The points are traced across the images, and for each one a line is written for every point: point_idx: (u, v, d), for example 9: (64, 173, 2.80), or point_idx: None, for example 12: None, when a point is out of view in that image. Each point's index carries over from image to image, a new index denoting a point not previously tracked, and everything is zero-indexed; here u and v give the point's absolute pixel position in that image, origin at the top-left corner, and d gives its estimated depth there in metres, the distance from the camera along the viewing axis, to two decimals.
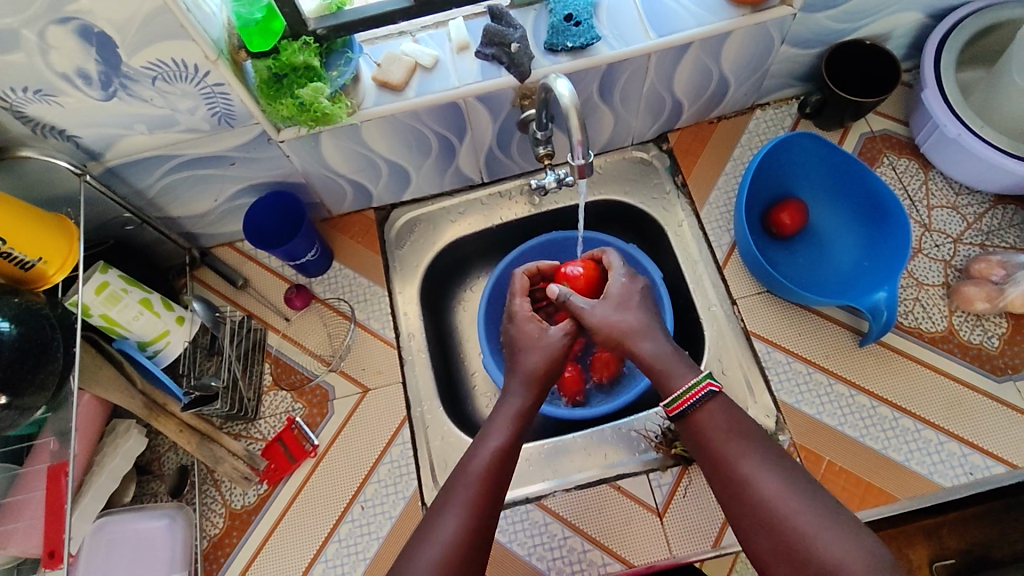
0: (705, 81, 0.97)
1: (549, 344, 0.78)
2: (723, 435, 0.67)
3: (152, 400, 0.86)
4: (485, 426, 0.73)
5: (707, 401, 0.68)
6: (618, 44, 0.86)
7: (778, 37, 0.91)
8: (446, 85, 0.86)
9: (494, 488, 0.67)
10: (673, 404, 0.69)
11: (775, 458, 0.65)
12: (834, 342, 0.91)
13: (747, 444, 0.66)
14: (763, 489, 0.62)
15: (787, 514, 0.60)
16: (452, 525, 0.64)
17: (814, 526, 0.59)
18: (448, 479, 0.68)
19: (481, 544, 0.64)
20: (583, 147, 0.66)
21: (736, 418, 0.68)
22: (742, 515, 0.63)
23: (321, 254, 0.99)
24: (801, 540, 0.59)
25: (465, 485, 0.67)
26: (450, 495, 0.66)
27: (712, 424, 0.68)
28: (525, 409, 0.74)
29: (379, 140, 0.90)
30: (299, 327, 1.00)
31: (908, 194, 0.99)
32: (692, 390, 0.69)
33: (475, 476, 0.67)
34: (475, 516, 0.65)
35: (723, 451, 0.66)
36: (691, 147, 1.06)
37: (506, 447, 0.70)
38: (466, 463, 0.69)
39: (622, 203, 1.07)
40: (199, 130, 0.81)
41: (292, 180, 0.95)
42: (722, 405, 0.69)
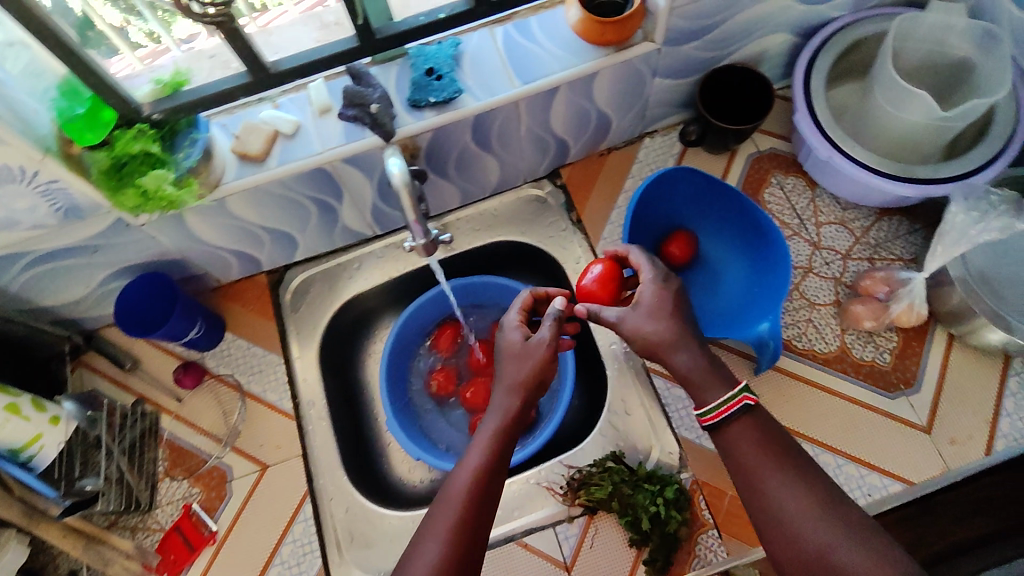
0: (584, 117, 0.96)
1: (536, 353, 0.71)
2: (753, 446, 0.63)
3: (31, 507, 0.81)
4: (467, 448, 0.68)
5: (739, 416, 0.65)
6: (484, 94, 0.85)
7: (648, 71, 0.91)
8: (309, 151, 0.83)
9: (474, 518, 0.62)
10: (706, 415, 0.66)
11: (803, 475, 0.61)
12: (732, 371, 0.91)
13: (773, 458, 0.62)
14: (782, 511, 0.59)
15: (810, 539, 0.57)
16: (429, 560, 0.59)
17: (837, 551, 0.56)
18: (429, 510, 0.64)
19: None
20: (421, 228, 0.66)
21: (774, 432, 0.64)
22: (765, 531, 0.60)
23: (208, 330, 0.95)
24: (825, 566, 0.56)
25: (444, 514, 0.62)
26: (428, 526, 0.62)
27: (743, 437, 0.64)
28: (507, 424, 0.68)
29: (249, 211, 0.87)
30: (192, 406, 0.96)
31: (798, 214, 0.99)
32: (725, 404, 0.65)
33: (454, 506, 0.62)
34: (455, 548, 0.60)
35: (751, 464, 0.62)
36: (584, 183, 1.06)
37: (484, 473, 0.65)
38: (445, 490, 0.64)
39: (521, 243, 1.06)
40: (46, 225, 0.76)
41: (168, 258, 0.91)
42: (756, 418, 0.65)
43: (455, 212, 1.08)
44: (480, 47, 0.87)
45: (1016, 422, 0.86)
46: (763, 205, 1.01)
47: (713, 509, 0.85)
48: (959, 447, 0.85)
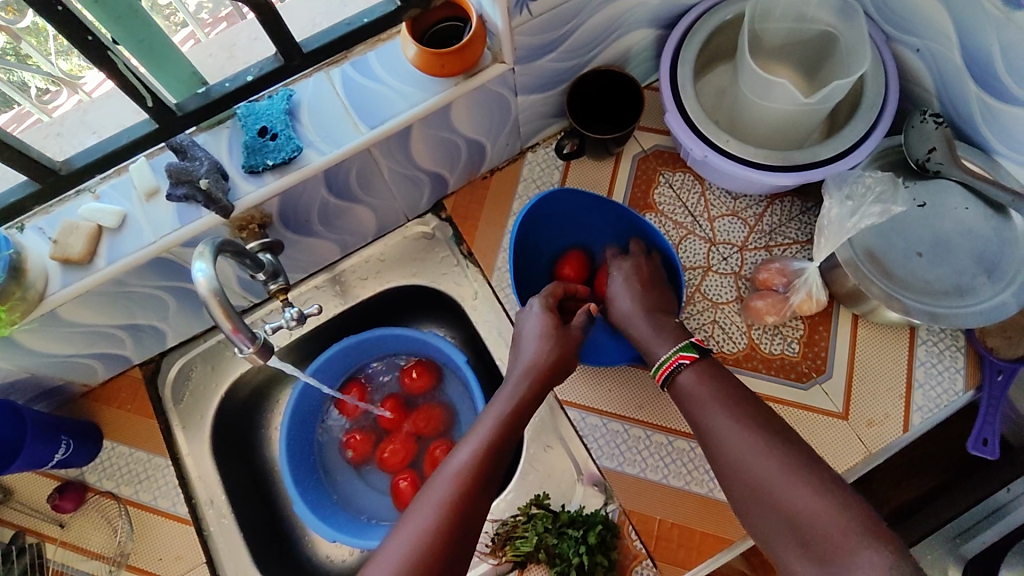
0: (452, 147, 0.89)
1: (566, 342, 0.75)
2: (704, 394, 0.68)
3: None
4: (472, 428, 0.68)
5: (680, 372, 0.71)
6: (328, 147, 0.77)
7: (508, 91, 0.85)
8: (141, 242, 0.74)
9: (472, 492, 0.61)
10: (659, 371, 0.73)
11: (750, 415, 0.65)
12: (646, 389, 0.87)
13: (722, 402, 0.67)
14: (732, 446, 0.63)
15: (756, 468, 0.60)
16: (415, 530, 0.58)
17: (780, 476, 0.59)
18: (423, 485, 0.63)
19: (450, 550, 0.58)
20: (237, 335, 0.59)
21: (724, 379, 0.69)
22: (722, 471, 0.64)
23: (79, 444, 0.86)
24: (769, 492, 0.59)
25: (439, 486, 0.61)
26: (420, 498, 0.62)
27: (693, 387, 0.69)
28: (517, 406, 0.69)
29: (92, 314, 0.78)
30: (77, 530, 0.87)
31: (689, 211, 0.96)
32: (667, 362, 0.73)
33: (448, 479, 0.62)
34: (445, 517, 0.59)
35: (703, 411, 0.67)
36: (470, 210, 0.99)
37: (484, 453, 0.64)
38: (444, 465, 0.64)
39: (414, 285, 1.00)
40: None
41: (13, 378, 0.81)
42: (707, 371, 0.70)
43: (339, 264, 1.00)
44: (317, 95, 0.79)
45: (929, 392, 0.85)
46: (655, 207, 0.97)
47: (644, 538, 0.82)
48: (877, 429, 0.84)
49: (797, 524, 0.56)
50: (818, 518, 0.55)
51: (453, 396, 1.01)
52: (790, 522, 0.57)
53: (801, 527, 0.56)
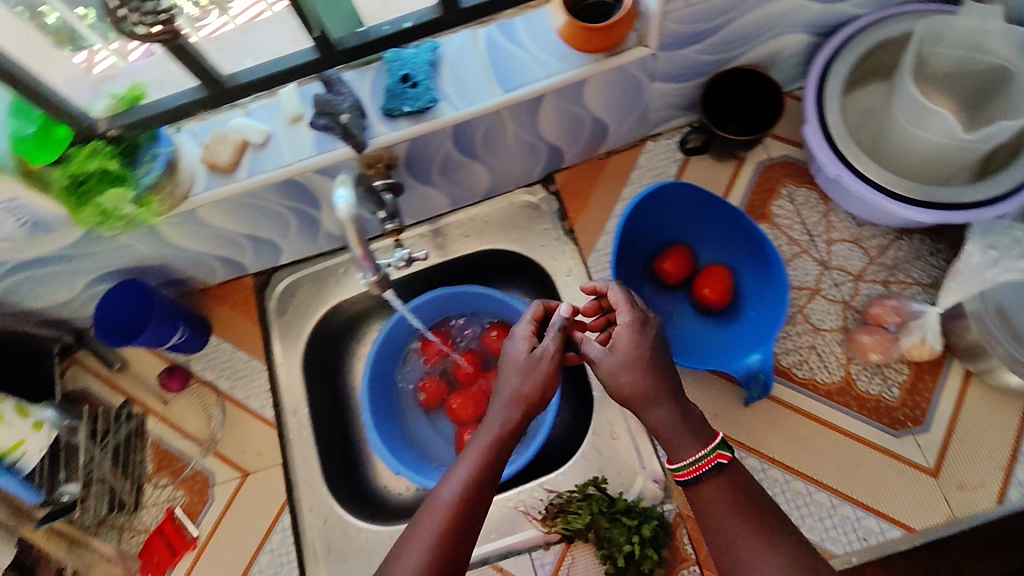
0: (576, 123, 0.89)
1: (543, 367, 0.67)
2: (729, 502, 0.61)
3: (18, 507, 0.84)
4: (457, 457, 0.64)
5: (711, 476, 0.62)
6: (463, 103, 0.80)
7: (645, 76, 0.84)
8: (280, 162, 0.80)
9: (461, 525, 0.60)
10: (682, 470, 0.63)
11: (780, 537, 0.59)
12: (727, 399, 0.86)
13: (749, 514, 0.60)
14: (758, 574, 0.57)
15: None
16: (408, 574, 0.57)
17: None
18: (412, 518, 0.62)
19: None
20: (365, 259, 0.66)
21: (751, 487, 0.62)
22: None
23: (192, 333, 0.95)
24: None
25: (427, 523, 0.60)
26: (411, 535, 0.60)
27: (723, 493, 0.62)
28: (502, 432, 0.65)
29: (226, 220, 0.86)
30: (177, 409, 0.97)
31: (807, 229, 0.92)
32: (697, 463, 0.62)
33: (438, 515, 0.60)
34: (435, 557, 0.58)
35: (729, 523, 0.60)
36: (580, 187, 1.00)
37: (473, 478, 0.62)
38: (431, 498, 0.62)
39: (510, 252, 1.02)
40: (13, 237, 0.75)
41: (148, 264, 0.91)
42: (732, 478, 0.62)
43: (444, 217, 1.03)
44: (461, 53, 0.82)
45: None
46: (771, 218, 0.93)
47: (697, 545, 0.81)
48: (967, 494, 0.79)
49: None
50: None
51: None
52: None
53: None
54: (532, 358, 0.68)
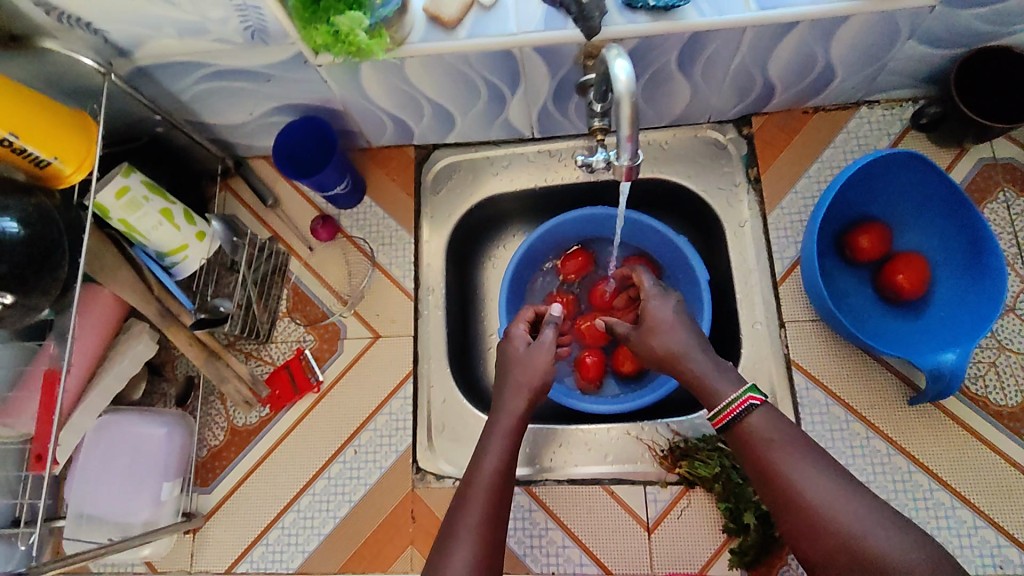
0: (807, 66, 0.82)
1: (546, 352, 0.75)
2: (775, 435, 0.62)
3: (166, 309, 0.87)
4: (483, 445, 0.70)
5: (748, 414, 0.64)
6: (711, 11, 0.73)
7: (906, 30, 0.76)
8: (502, 30, 0.76)
9: (500, 505, 0.64)
10: (717, 417, 0.65)
11: (826, 462, 0.60)
12: (886, 392, 0.82)
13: (792, 442, 0.62)
14: (815, 495, 0.58)
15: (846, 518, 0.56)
16: (465, 558, 0.60)
17: (871, 531, 0.56)
18: (449, 507, 0.65)
19: (496, 565, 0.61)
20: (632, 146, 0.55)
21: (785, 419, 0.64)
22: (792, 518, 0.59)
23: (353, 188, 0.95)
24: (858, 547, 0.55)
25: (473, 509, 0.63)
26: (461, 522, 0.62)
27: (761, 425, 0.63)
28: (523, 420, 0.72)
29: (425, 80, 0.82)
30: (320, 258, 0.97)
31: (1018, 241, 0.84)
32: (727, 408, 0.65)
33: (481, 496, 0.64)
34: (486, 536, 0.62)
35: (774, 454, 0.61)
36: (775, 141, 0.93)
37: (505, 463, 0.68)
38: (466, 486, 0.66)
39: (682, 187, 0.96)
40: (230, 42, 0.73)
41: (330, 106, 0.88)
42: (767, 415, 0.64)
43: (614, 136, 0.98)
44: None
45: None
46: None
47: None
48: None
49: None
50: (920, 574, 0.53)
51: None
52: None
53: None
54: (544, 347, 0.75)
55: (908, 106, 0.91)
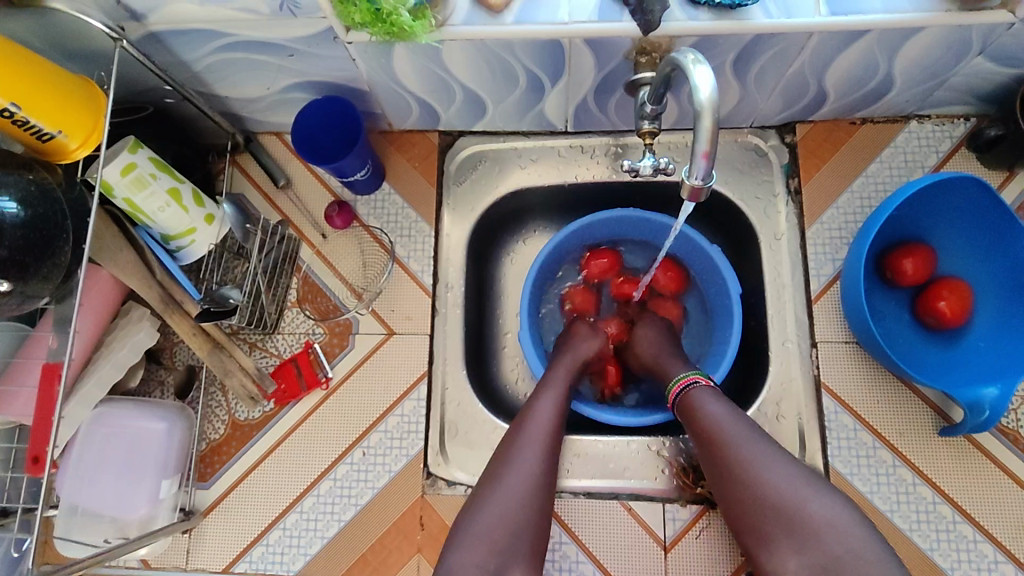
0: (865, 77, 0.78)
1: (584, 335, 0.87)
2: (715, 412, 0.68)
3: (169, 295, 0.81)
4: (544, 384, 0.78)
5: (694, 390, 0.71)
6: (778, 12, 0.68)
7: (976, 46, 0.72)
8: (551, 19, 0.70)
9: (555, 435, 0.73)
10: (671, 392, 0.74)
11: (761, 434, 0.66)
12: (917, 421, 0.80)
13: (733, 415, 0.67)
14: (747, 460, 0.64)
15: (773, 484, 0.62)
16: (521, 475, 0.69)
17: (795, 497, 0.61)
18: (510, 431, 0.74)
19: (548, 484, 0.70)
20: (708, 162, 0.51)
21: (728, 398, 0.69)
22: (729, 483, 0.64)
23: (372, 174, 0.89)
24: (784, 511, 0.61)
25: (530, 432, 0.72)
26: (516, 450, 0.71)
27: (704, 401, 0.69)
28: (575, 376, 0.81)
29: (460, 65, 0.76)
30: (334, 246, 0.92)
31: None
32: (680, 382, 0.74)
33: (540, 425, 0.73)
34: (544, 462, 0.71)
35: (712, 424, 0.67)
36: (820, 149, 0.88)
37: (563, 399, 0.77)
38: (525, 414, 0.75)
39: (718, 193, 0.91)
40: (256, 12, 0.67)
41: (354, 85, 0.82)
42: (711, 390, 0.71)
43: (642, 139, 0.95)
44: None
45: None
46: None
47: None
48: None
49: (815, 546, 0.59)
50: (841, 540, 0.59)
51: (690, 313, 0.98)
52: (803, 544, 0.59)
53: (820, 548, 0.59)
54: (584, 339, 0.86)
55: (961, 123, 0.87)
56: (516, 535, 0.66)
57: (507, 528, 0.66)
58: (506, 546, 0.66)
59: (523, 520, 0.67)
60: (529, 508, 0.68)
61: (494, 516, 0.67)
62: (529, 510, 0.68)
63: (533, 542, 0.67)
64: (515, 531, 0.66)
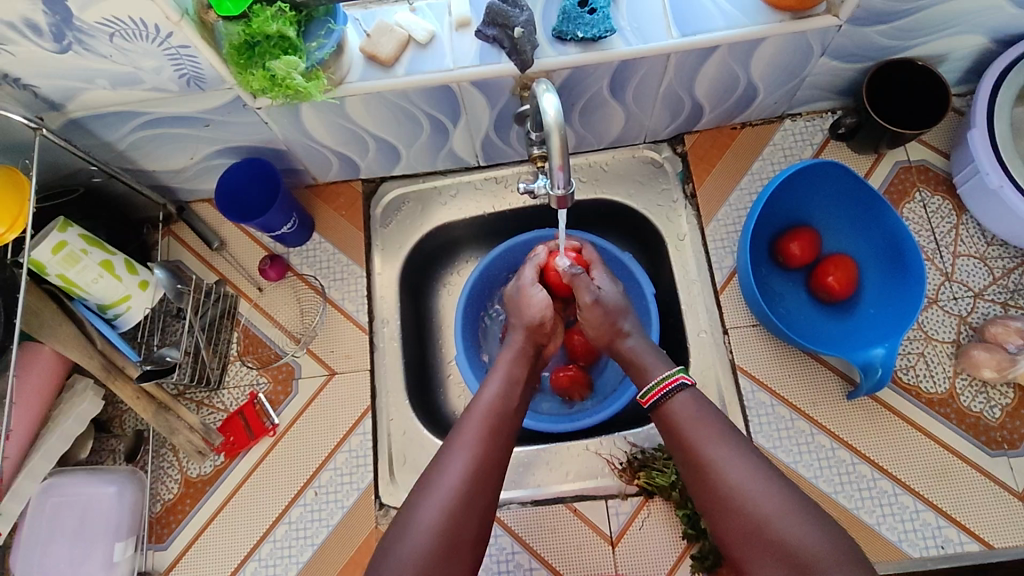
0: (730, 87, 0.87)
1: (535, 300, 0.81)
2: (693, 426, 0.66)
3: (110, 362, 0.85)
4: (486, 378, 0.75)
5: (676, 394, 0.68)
6: (636, 39, 0.77)
7: (818, 48, 0.81)
8: (438, 67, 0.78)
9: (499, 427, 0.69)
10: (648, 394, 0.70)
11: (741, 448, 0.64)
12: (827, 389, 0.86)
13: (713, 431, 0.65)
14: (727, 479, 0.62)
15: (755, 504, 0.60)
16: (460, 466, 0.65)
17: (781, 517, 0.58)
18: (452, 427, 0.69)
19: (489, 480, 0.65)
20: (565, 173, 0.61)
21: (707, 409, 0.68)
22: (713, 504, 0.62)
23: (299, 226, 0.94)
24: (771, 535, 0.58)
25: (470, 426, 0.68)
26: (455, 441, 0.67)
27: (682, 414, 0.67)
28: (518, 359, 0.77)
29: (364, 116, 0.83)
30: (271, 298, 0.96)
31: (934, 239, 0.90)
32: (659, 384, 0.70)
33: (481, 417, 0.69)
34: (482, 452, 0.66)
35: (691, 441, 0.65)
36: (708, 154, 0.97)
37: (507, 389, 0.73)
38: (469, 409, 0.71)
39: (623, 205, 0.98)
40: (166, 90, 0.74)
41: (273, 146, 0.89)
42: (693, 396, 0.68)
43: (594, 137, 0.95)
44: None
45: None
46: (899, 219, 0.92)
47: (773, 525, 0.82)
48: None
49: (801, 566, 0.56)
50: (821, 558, 0.56)
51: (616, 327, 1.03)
52: (790, 564, 0.56)
53: (804, 571, 0.55)
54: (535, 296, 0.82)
55: (829, 117, 0.97)
56: (450, 537, 0.61)
57: (442, 524, 0.61)
58: (441, 547, 0.60)
59: (461, 518, 0.62)
60: (465, 504, 0.63)
61: (426, 514, 0.62)
62: (465, 505, 0.63)
63: (470, 545, 0.62)
64: (447, 532, 0.61)
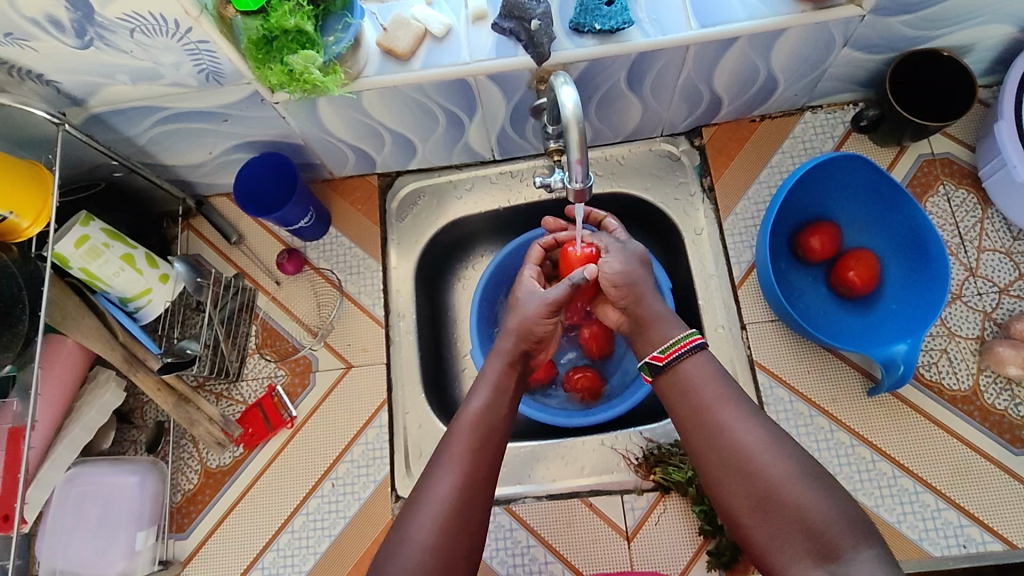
0: (749, 78, 0.85)
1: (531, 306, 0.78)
2: (706, 391, 0.65)
3: (132, 354, 0.86)
4: (472, 390, 0.73)
5: (695, 354, 0.68)
6: (654, 31, 0.76)
7: (840, 39, 0.79)
8: (455, 60, 0.77)
9: (488, 437, 0.68)
10: (666, 350, 0.69)
11: (755, 413, 0.64)
12: (846, 385, 0.85)
13: (727, 397, 0.65)
14: (738, 441, 0.61)
15: (766, 466, 0.59)
16: (449, 485, 0.63)
17: (794, 480, 0.58)
18: (440, 439, 0.68)
19: (479, 495, 0.64)
20: (582, 167, 0.61)
21: (721, 373, 0.67)
22: (721, 466, 0.61)
23: (317, 220, 0.95)
24: (782, 496, 0.57)
25: (459, 439, 0.67)
26: (443, 456, 0.66)
27: (695, 375, 0.67)
28: (508, 363, 0.75)
29: (381, 110, 0.83)
30: (289, 292, 0.97)
31: (959, 233, 0.89)
32: (676, 344, 0.69)
33: (468, 431, 0.68)
34: (470, 466, 0.65)
35: (704, 401, 0.65)
36: (726, 148, 0.96)
37: (495, 397, 0.72)
38: (455, 423, 0.69)
39: (640, 199, 0.98)
40: (185, 85, 0.74)
41: (290, 141, 0.89)
42: (708, 359, 0.68)
43: (608, 130, 0.94)
44: None
45: None
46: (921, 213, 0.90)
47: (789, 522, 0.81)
48: None
49: (812, 528, 0.55)
50: (833, 524, 0.55)
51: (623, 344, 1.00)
52: (800, 526, 0.56)
53: (815, 531, 0.55)
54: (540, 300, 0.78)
55: (851, 109, 0.95)
56: (442, 556, 0.60)
57: (434, 541, 0.60)
58: (437, 565, 0.59)
59: (454, 536, 0.61)
60: (456, 521, 0.62)
61: (417, 534, 0.61)
62: (455, 523, 0.62)
63: (464, 559, 0.61)
64: (439, 550, 0.60)
